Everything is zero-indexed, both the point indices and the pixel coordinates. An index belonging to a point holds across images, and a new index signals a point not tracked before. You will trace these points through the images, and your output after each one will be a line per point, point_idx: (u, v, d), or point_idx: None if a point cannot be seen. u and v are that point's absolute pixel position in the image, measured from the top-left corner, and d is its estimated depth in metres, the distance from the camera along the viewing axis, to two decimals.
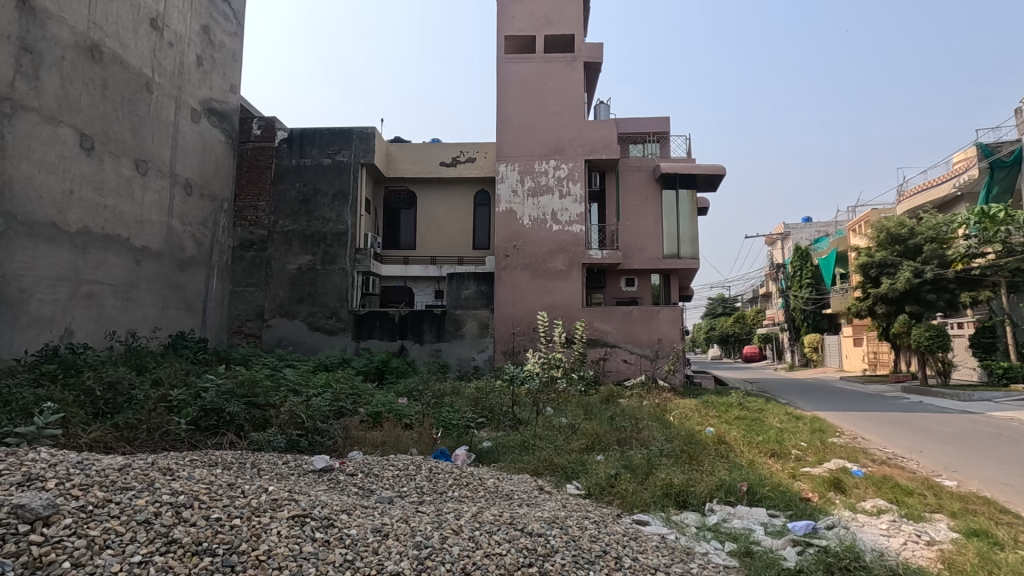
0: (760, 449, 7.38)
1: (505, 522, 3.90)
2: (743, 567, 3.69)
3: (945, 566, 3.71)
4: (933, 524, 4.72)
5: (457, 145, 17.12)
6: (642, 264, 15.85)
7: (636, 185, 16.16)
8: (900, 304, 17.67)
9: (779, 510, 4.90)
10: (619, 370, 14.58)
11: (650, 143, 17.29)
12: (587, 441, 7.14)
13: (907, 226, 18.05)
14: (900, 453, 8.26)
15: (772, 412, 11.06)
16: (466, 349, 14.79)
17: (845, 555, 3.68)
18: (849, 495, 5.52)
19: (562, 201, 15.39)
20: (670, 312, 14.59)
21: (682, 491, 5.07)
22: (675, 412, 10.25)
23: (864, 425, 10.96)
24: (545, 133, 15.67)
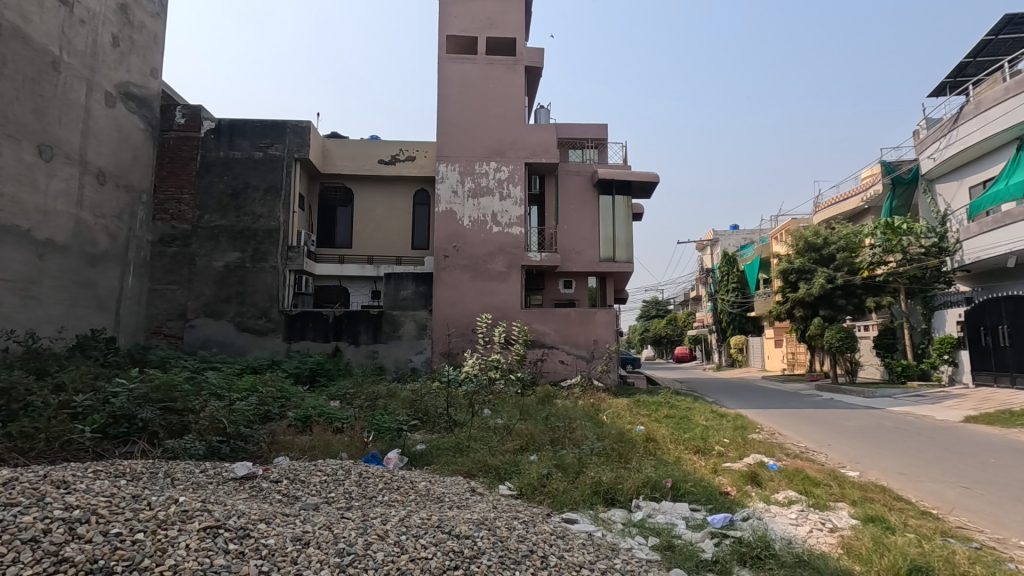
0: (686, 446, 7.69)
1: (434, 525, 3.85)
2: (665, 561, 3.82)
3: (844, 551, 4.01)
4: (836, 512, 5.08)
5: (397, 143, 16.85)
6: (580, 267, 16.15)
7: (575, 189, 16.48)
8: (815, 308, 19.00)
9: (701, 504, 5.12)
10: (556, 371, 14.82)
11: (588, 149, 17.76)
12: (521, 442, 7.19)
13: (822, 235, 19.28)
14: (811, 447, 8.85)
15: (698, 410, 11.56)
16: (403, 351, 14.54)
17: (756, 544, 3.94)
18: (764, 488, 5.85)
19: (502, 203, 15.46)
20: (607, 314, 15.00)
21: (610, 489, 5.21)
22: (608, 412, 10.51)
23: (782, 421, 11.63)
24: (486, 134, 15.70)
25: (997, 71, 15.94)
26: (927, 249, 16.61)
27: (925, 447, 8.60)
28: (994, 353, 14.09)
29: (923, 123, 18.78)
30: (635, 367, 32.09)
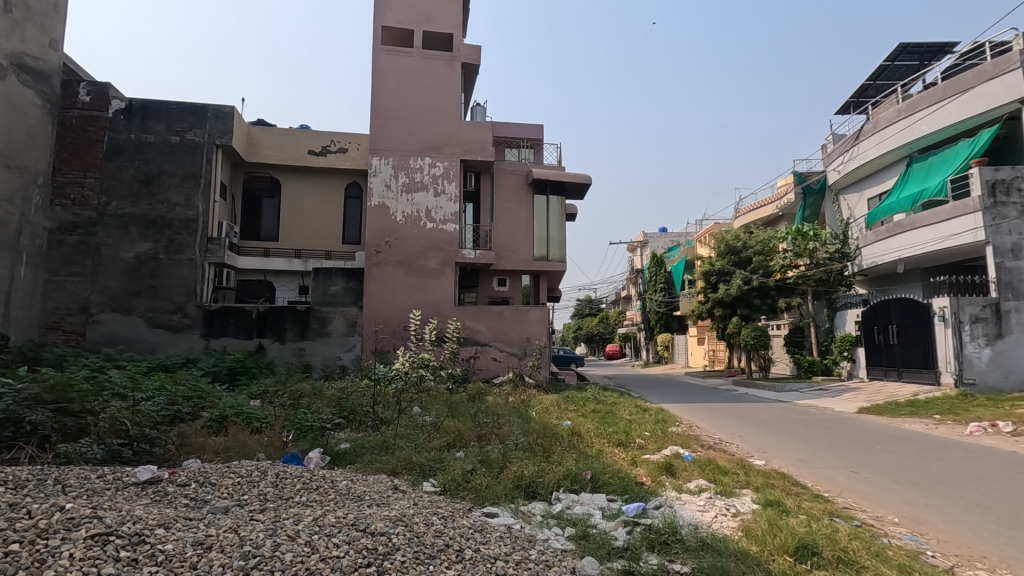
0: (609, 440, 7.96)
1: (348, 524, 3.80)
2: (578, 549, 3.94)
3: (742, 533, 4.31)
4: (740, 498, 5.44)
5: (328, 134, 16.30)
6: (514, 265, 16.29)
7: (510, 188, 16.61)
8: (734, 307, 20.19)
9: (617, 494, 5.33)
10: (488, 368, 14.88)
11: (524, 149, 17.95)
12: (448, 438, 7.18)
13: (741, 239, 20.51)
14: (724, 438, 9.42)
15: (623, 405, 11.99)
16: (332, 348, 14.12)
17: (665, 530, 4.16)
18: (678, 477, 6.17)
19: (437, 199, 15.34)
20: (539, 312, 15.19)
21: (532, 482, 5.32)
22: (537, 408, 10.70)
23: (700, 415, 12.24)
24: (422, 129, 15.51)
25: (892, 94, 17.54)
26: (831, 254, 17.97)
27: (823, 437, 9.36)
28: (885, 350, 15.50)
29: (830, 138, 20.35)
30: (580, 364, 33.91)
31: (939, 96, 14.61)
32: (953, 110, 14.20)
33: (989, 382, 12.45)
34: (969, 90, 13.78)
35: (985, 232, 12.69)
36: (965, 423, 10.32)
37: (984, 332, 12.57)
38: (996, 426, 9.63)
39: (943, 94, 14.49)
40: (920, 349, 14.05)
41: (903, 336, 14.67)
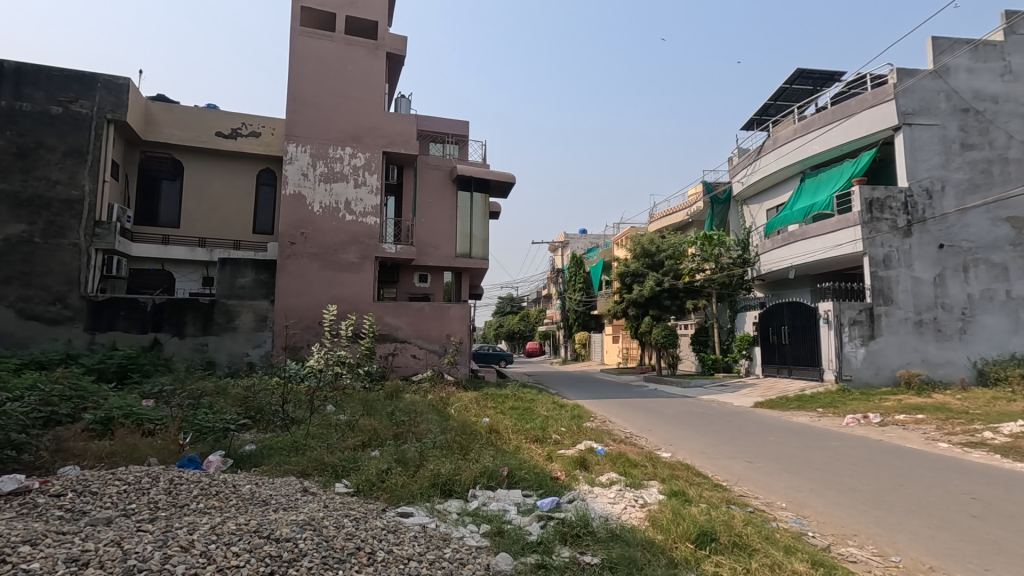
0: (526, 436, 8.09)
1: (250, 531, 3.58)
2: (493, 546, 3.96)
3: (648, 523, 4.53)
4: (648, 489, 5.72)
5: (239, 116, 15.27)
6: (436, 261, 16.11)
7: (433, 183, 16.39)
8: (646, 307, 21.29)
9: (532, 490, 5.40)
10: (407, 365, 14.61)
11: (449, 144, 17.84)
12: (363, 437, 6.97)
13: (656, 242, 21.64)
14: (635, 432, 9.84)
15: (541, 402, 12.22)
16: (238, 344, 13.28)
17: (577, 523, 4.28)
18: (591, 471, 6.37)
19: (357, 191, 14.83)
20: (461, 309, 15.12)
21: (448, 480, 5.29)
22: (455, 405, 10.64)
23: (613, 411, 12.71)
24: (342, 117, 14.93)
25: (790, 114, 19.13)
26: (734, 259, 19.37)
27: (723, 430, 10.04)
28: (778, 349, 16.88)
29: (736, 152, 21.85)
30: (510, 361, 34.49)
31: (829, 119, 16.09)
32: (840, 133, 15.70)
33: (863, 379, 13.90)
34: (853, 116, 15.34)
35: (863, 244, 14.15)
36: (842, 415, 11.48)
37: (860, 333, 14.04)
38: (867, 417, 10.81)
39: (832, 118, 15.96)
40: (807, 348, 15.49)
41: (794, 336, 16.06)
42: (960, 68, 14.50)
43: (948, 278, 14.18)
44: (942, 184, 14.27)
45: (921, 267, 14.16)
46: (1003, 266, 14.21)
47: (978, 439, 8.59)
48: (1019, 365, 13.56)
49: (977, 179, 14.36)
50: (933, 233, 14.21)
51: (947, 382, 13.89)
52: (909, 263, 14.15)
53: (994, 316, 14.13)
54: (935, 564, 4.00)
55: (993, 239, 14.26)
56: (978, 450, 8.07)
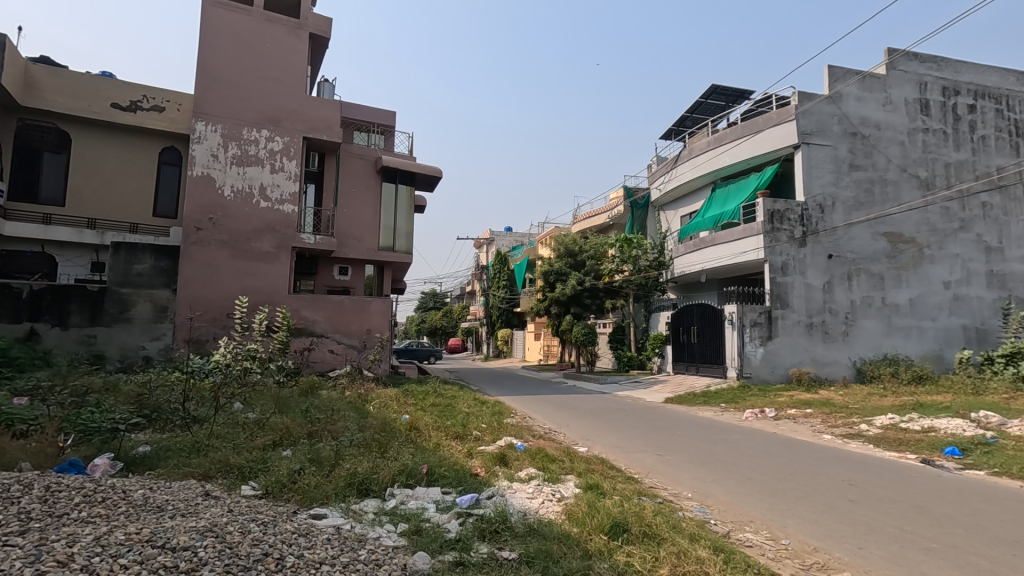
0: (446, 433, 8.02)
1: (141, 541, 3.28)
2: (410, 545, 3.89)
3: (564, 516, 4.65)
4: (564, 483, 5.86)
5: (139, 87, 13.97)
6: (357, 254, 15.58)
7: (356, 173, 15.85)
8: (567, 306, 22.01)
9: (452, 487, 5.37)
10: (323, 361, 14.06)
11: (375, 134, 17.50)
12: (273, 437, 6.61)
13: (579, 242, 22.27)
14: (553, 428, 10.06)
15: (462, 398, 12.18)
16: (133, 336, 12.16)
17: (495, 519, 4.30)
18: (510, 467, 6.42)
19: (273, 176, 14.02)
20: (382, 304, 14.75)
21: (365, 479, 5.15)
22: (375, 402, 10.37)
23: (534, 407, 12.90)
24: (258, 97, 14.06)
25: (704, 127, 20.31)
26: (651, 262, 20.22)
27: (636, 425, 10.48)
28: (687, 347, 17.94)
29: (655, 159, 22.91)
30: (439, 358, 34.66)
31: (739, 133, 17.23)
32: (748, 147, 16.86)
33: (761, 376, 15.08)
34: (760, 133, 16.53)
35: (764, 252, 15.30)
36: (742, 409, 12.40)
37: (759, 334, 15.21)
38: (764, 412, 11.73)
39: (740, 133, 17.12)
40: (713, 347, 16.56)
41: (702, 336, 17.10)
42: (850, 95, 16.01)
43: (835, 285, 15.65)
44: (833, 200, 15.72)
45: (813, 275, 15.53)
46: (880, 276, 15.88)
47: (855, 431, 9.58)
48: (891, 364, 15.23)
49: (862, 197, 15.95)
50: (823, 245, 15.63)
51: (831, 379, 15.35)
52: (803, 271, 15.47)
53: (871, 321, 15.77)
54: (818, 544, 4.40)
55: (873, 251, 15.91)
56: (855, 440, 9.01)
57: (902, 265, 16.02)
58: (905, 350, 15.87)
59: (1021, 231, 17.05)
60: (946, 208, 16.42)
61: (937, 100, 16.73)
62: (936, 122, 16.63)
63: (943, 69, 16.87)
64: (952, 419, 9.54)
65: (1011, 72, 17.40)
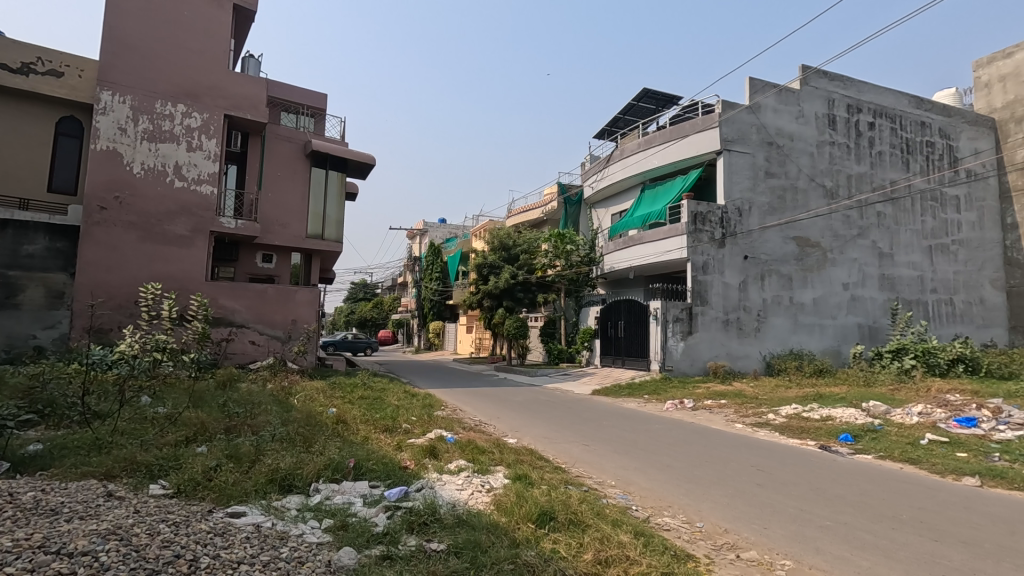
0: (375, 426, 7.86)
1: (31, 547, 3.02)
2: (336, 541, 3.79)
3: (493, 506, 4.70)
4: (494, 474, 5.92)
5: (32, 48, 12.56)
6: (282, 241, 14.89)
7: (283, 156, 15.11)
8: (500, 299, 22.12)
9: (379, 480, 5.28)
10: (244, 352, 13.37)
11: (304, 117, 16.74)
12: (187, 432, 6.21)
13: (513, 236, 22.42)
14: (483, 420, 10.12)
15: (392, 391, 11.99)
16: (22, 325, 11.28)
17: (424, 512, 4.28)
18: (440, 459, 6.39)
19: (190, 155, 13.10)
20: (308, 294, 14.22)
21: (288, 475, 4.97)
22: (299, 395, 9.99)
23: (464, 399, 12.89)
24: (174, 70, 13.06)
25: (635, 129, 21.01)
26: (581, 258, 20.52)
27: (564, 416, 10.75)
28: (614, 342, 18.58)
29: (588, 158, 23.46)
30: (372, 350, 33.96)
31: (667, 137, 17.94)
32: (676, 151, 17.61)
33: (681, 369, 15.89)
34: (687, 137, 17.30)
35: (687, 252, 16.07)
36: (663, 401, 13.02)
37: (680, 329, 16.02)
38: (683, 403, 12.39)
39: (668, 136, 17.86)
40: (638, 342, 17.24)
41: (628, 331, 17.75)
42: (768, 107, 17.09)
43: (750, 284, 16.72)
44: (750, 205, 16.76)
45: (730, 274, 16.50)
46: (788, 277, 17.13)
47: (763, 420, 10.34)
48: (795, 358, 16.49)
49: (775, 203, 17.10)
50: (740, 246, 16.63)
51: (743, 372, 16.41)
52: (721, 271, 16.41)
53: (780, 318, 16.99)
54: (728, 526, 4.72)
55: (783, 254, 17.13)
56: (763, 429, 9.72)
57: (808, 268, 17.36)
58: (808, 345, 17.24)
59: (908, 240, 18.94)
60: (847, 216, 17.97)
61: (843, 116, 18.20)
62: (841, 136, 18.10)
63: (848, 88, 18.39)
64: (847, 409, 10.48)
65: (905, 94, 19.22)
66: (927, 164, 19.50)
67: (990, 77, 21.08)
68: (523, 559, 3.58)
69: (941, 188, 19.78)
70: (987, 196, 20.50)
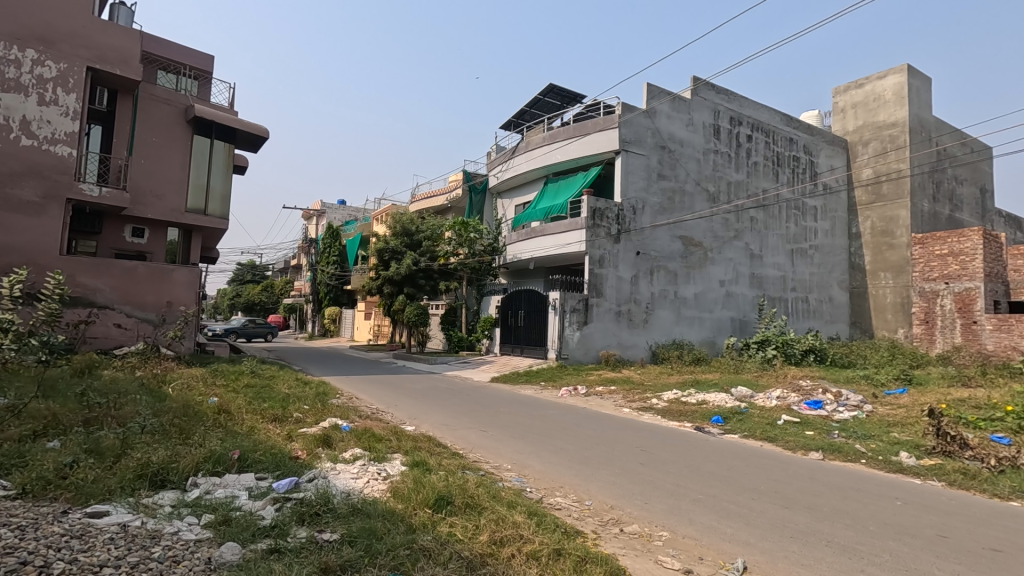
0: (262, 416, 7.40)
1: None
2: (216, 537, 3.55)
3: (390, 493, 4.65)
4: (391, 461, 5.84)
5: None
6: (157, 214, 13.44)
7: (160, 120, 13.63)
8: (401, 286, 21.75)
9: (268, 472, 5.01)
10: (107, 336, 11.94)
11: (186, 78, 15.17)
12: (34, 426, 5.45)
13: (416, 222, 22.11)
14: (381, 407, 9.93)
15: (282, 378, 11.40)
16: None
17: (316, 502, 4.14)
18: (334, 448, 6.18)
19: (42, 109, 11.38)
20: (187, 274, 13.02)
21: (160, 470, 4.56)
22: (175, 383, 9.15)
23: (360, 387, 12.49)
24: (23, 9, 11.25)
25: (541, 123, 21.42)
26: (484, 247, 20.54)
27: (463, 403, 10.84)
28: (513, 331, 18.97)
29: (494, 148, 23.58)
30: (272, 337, 32.59)
31: (570, 133, 18.52)
32: (578, 147, 18.24)
33: (575, 358, 16.62)
34: (589, 135, 17.97)
35: (585, 246, 16.75)
36: (558, 387, 13.56)
37: (576, 320, 16.73)
38: (577, 389, 13.00)
39: (572, 133, 18.46)
40: (537, 331, 17.76)
41: (527, 320, 18.23)
42: (663, 113, 18.19)
43: (641, 279, 17.81)
44: (643, 204, 17.81)
45: (623, 269, 17.45)
46: (674, 273, 18.48)
47: (647, 404, 11.15)
48: (677, 348, 17.87)
49: (666, 203, 18.33)
50: (633, 242, 17.63)
51: (632, 360, 17.51)
52: (616, 265, 17.30)
53: (665, 311, 18.30)
54: (614, 503, 5.06)
55: (670, 251, 18.42)
56: (647, 413, 10.48)
57: (691, 265, 18.83)
58: (689, 336, 18.75)
59: (775, 244, 21.19)
60: (725, 219, 19.71)
61: (726, 127, 19.88)
62: (724, 145, 19.76)
63: (731, 101, 20.10)
64: (719, 394, 11.58)
65: (778, 112, 21.40)
66: (793, 176, 21.88)
67: (845, 104, 24.08)
68: (419, 544, 3.59)
69: (803, 198, 22.28)
70: (839, 208, 23.44)
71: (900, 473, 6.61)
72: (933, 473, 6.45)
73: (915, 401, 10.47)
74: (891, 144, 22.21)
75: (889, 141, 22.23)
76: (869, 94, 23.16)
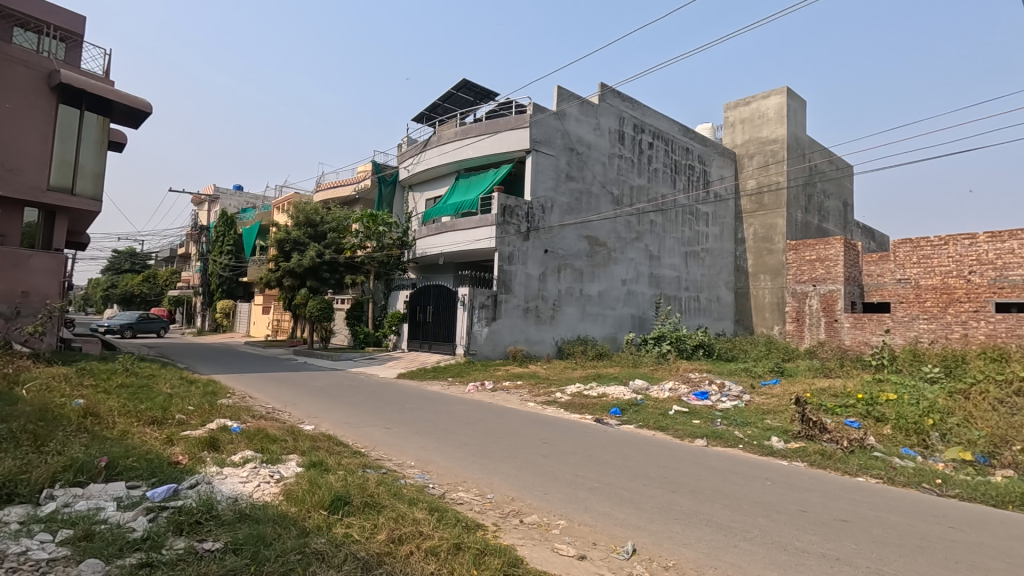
0: (137, 419, 6.72)
1: None
2: (75, 554, 3.18)
3: (283, 496, 4.41)
4: (285, 463, 5.54)
5: None
6: (11, 191, 11.74)
7: (16, 84, 11.93)
8: (304, 279, 20.62)
9: (141, 479, 4.56)
10: None
11: (49, 40, 13.31)
12: None
13: (320, 213, 21.24)
14: (277, 407, 9.39)
15: (164, 377, 10.43)
16: None
17: (197, 510, 3.84)
18: (221, 451, 5.76)
19: None
20: (48, 260, 11.54)
21: (6, 483, 4.00)
22: (30, 384, 8.06)
23: (255, 386, 11.73)
24: None
25: (453, 118, 21.28)
26: (393, 240, 20.32)
27: (367, 400, 10.53)
28: (422, 327, 18.73)
29: (405, 139, 23.09)
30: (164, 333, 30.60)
31: (482, 130, 18.58)
32: (489, 144, 18.34)
33: (483, 353, 16.73)
34: (500, 133, 18.12)
35: (495, 241, 16.88)
36: (466, 383, 13.57)
37: (485, 315, 16.84)
38: (484, 384, 13.10)
39: (483, 130, 18.53)
40: (445, 327, 17.65)
41: (436, 316, 18.06)
42: (572, 115, 18.73)
43: (548, 276, 18.26)
44: (552, 203, 18.27)
45: (532, 266, 17.80)
46: (580, 271, 19.14)
47: (551, 398, 11.48)
48: (581, 343, 18.54)
49: (573, 204, 18.92)
50: (541, 240, 18.03)
51: (538, 355, 17.93)
52: (525, 262, 17.60)
53: (571, 307, 18.91)
54: (515, 495, 5.16)
55: (577, 250, 19.06)
56: (551, 406, 10.78)
57: (596, 263, 19.61)
58: (592, 332, 19.51)
59: (671, 246, 22.60)
60: (627, 220, 20.72)
61: (630, 134, 20.89)
62: (628, 150, 20.75)
63: (635, 109, 21.14)
64: (619, 387, 12.15)
65: (676, 122, 22.83)
66: (688, 183, 23.46)
67: (734, 119, 26.18)
68: (312, 548, 3.44)
69: (697, 205, 23.95)
70: (727, 215, 25.48)
71: (771, 455, 7.33)
72: (798, 454, 7.23)
73: (786, 391, 11.65)
74: (772, 158, 24.46)
75: (771, 156, 24.47)
76: (754, 112, 25.34)
